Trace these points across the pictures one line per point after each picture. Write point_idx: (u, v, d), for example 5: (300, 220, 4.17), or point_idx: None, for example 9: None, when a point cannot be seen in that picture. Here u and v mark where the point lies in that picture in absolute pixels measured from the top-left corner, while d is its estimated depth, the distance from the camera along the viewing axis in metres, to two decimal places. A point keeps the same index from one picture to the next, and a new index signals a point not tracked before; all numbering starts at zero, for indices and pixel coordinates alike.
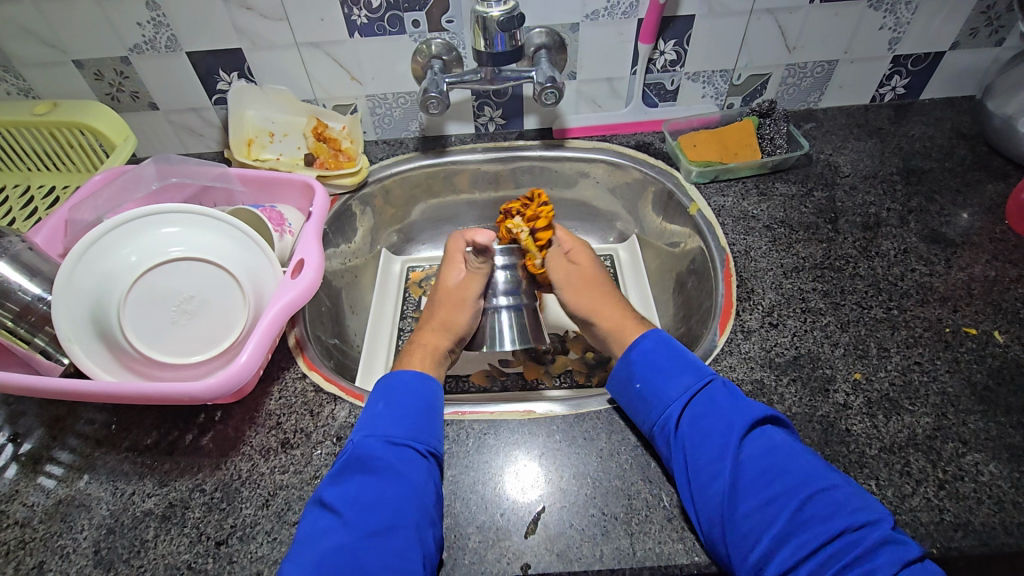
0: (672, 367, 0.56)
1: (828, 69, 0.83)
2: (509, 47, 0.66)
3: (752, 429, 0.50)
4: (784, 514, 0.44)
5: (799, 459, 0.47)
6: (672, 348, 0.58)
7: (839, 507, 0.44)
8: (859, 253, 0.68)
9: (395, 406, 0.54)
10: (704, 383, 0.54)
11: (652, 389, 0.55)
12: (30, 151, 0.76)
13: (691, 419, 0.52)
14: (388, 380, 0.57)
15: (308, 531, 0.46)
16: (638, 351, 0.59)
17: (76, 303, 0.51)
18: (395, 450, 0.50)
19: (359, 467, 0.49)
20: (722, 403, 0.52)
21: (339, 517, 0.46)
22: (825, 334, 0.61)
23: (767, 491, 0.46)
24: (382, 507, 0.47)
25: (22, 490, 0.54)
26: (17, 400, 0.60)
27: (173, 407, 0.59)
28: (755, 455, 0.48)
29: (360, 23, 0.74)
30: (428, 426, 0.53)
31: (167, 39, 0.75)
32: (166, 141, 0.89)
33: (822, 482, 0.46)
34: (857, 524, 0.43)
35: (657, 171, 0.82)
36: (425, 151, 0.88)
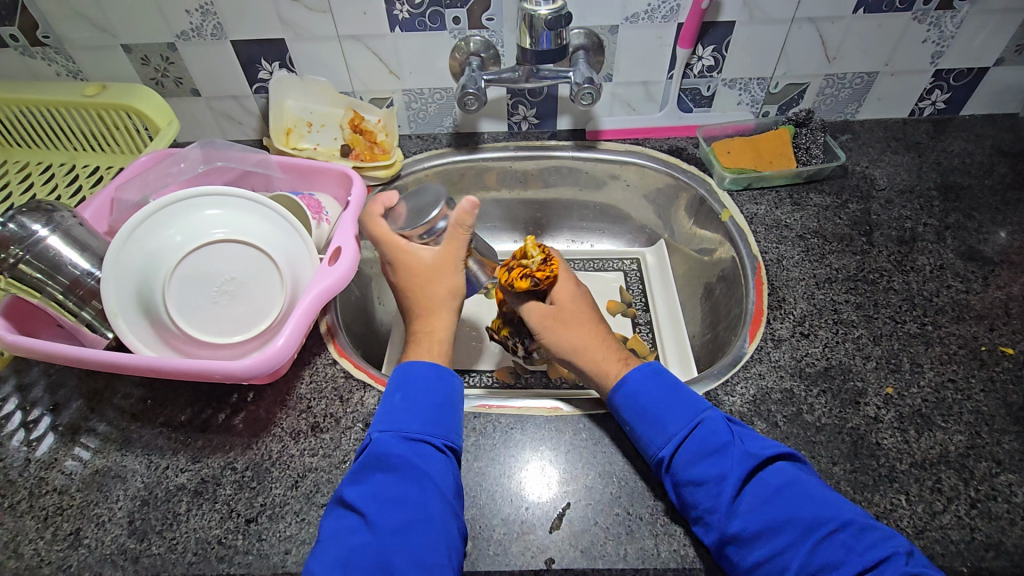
0: (661, 409, 0.52)
1: (868, 81, 0.82)
2: (555, 46, 0.67)
3: (753, 473, 0.47)
4: (793, 566, 0.43)
5: (801, 501, 0.45)
6: (659, 383, 0.54)
7: (849, 550, 0.42)
8: (894, 268, 0.67)
9: (409, 403, 0.53)
10: (694, 424, 0.50)
11: (643, 431, 0.52)
12: (77, 131, 0.78)
13: (685, 464, 0.48)
14: (404, 371, 0.56)
15: (335, 534, 0.46)
16: (622, 394, 0.54)
17: (125, 280, 0.53)
18: (411, 446, 0.50)
19: (378, 466, 0.49)
20: (718, 443, 0.48)
21: (362, 518, 0.46)
22: (857, 347, 0.60)
23: (772, 543, 0.44)
24: (405, 505, 0.47)
25: (60, 458, 0.56)
26: (58, 370, 0.62)
27: (207, 387, 0.60)
28: (754, 506, 0.46)
29: (402, 18, 0.76)
30: (444, 422, 0.53)
31: (213, 27, 0.77)
32: (206, 127, 0.91)
33: (827, 522, 0.44)
34: (872, 562, 0.41)
35: (690, 177, 0.81)
36: (457, 147, 0.88)
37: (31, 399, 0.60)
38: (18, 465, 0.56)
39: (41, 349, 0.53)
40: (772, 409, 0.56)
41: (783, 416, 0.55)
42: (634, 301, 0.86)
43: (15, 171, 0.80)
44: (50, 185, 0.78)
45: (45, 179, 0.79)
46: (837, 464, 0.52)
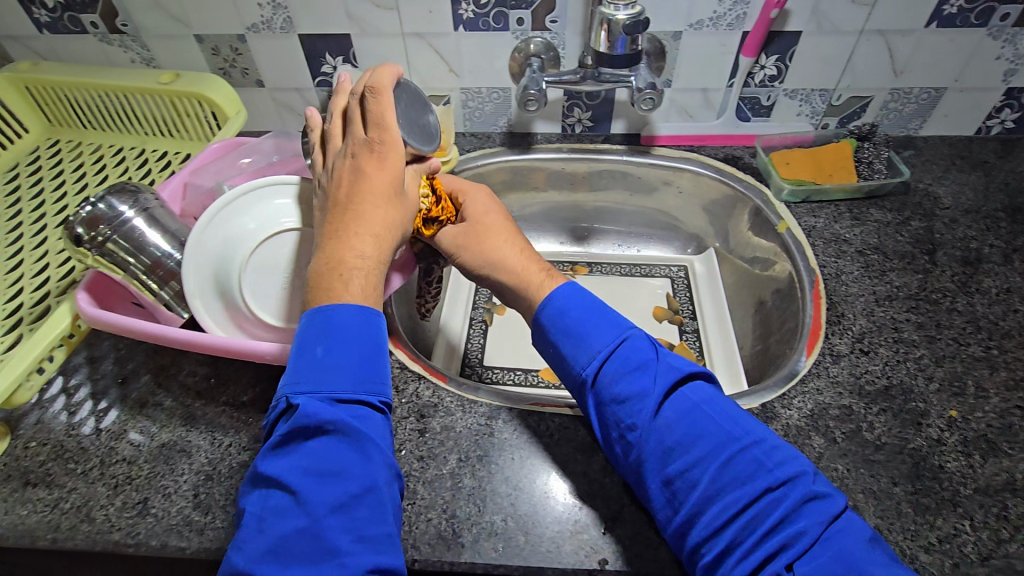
0: (593, 328, 0.51)
1: (935, 97, 0.80)
2: (628, 51, 0.67)
3: (671, 393, 0.48)
4: (704, 481, 0.44)
5: (718, 419, 0.46)
6: (589, 305, 0.53)
7: (761, 467, 0.44)
8: (958, 288, 0.66)
9: (335, 352, 0.44)
10: (617, 343, 0.50)
11: (570, 350, 0.51)
12: (149, 116, 0.81)
13: (613, 379, 0.48)
14: (325, 316, 0.45)
15: (261, 514, 0.40)
16: (548, 311, 0.53)
17: (203, 261, 0.54)
18: (341, 406, 0.43)
19: (305, 430, 0.42)
20: (640, 360, 0.49)
21: (294, 498, 0.40)
22: (919, 367, 0.59)
23: (686, 458, 0.45)
24: (342, 475, 0.41)
25: (128, 430, 0.58)
26: (127, 345, 0.65)
27: (268, 369, 0.62)
28: (670, 422, 0.46)
29: (466, 18, 0.77)
30: (369, 371, 0.45)
31: (283, 21, 0.79)
32: (267, 117, 0.93)
33: (741, 441, 0.45)
34: (780, 481, 0.43)
35: (746, 187, 0.81)
36: (510, 147, 0.89)
37: (102, 371, 0.63)
38: (90, 434, 0.58)
39: (122, 326, 0.55)
40: (830, 425, 0.55)
41: (842, 433, 0.54)
42: (681, 308, 0.86)
43: (88, 152, 0.83)
44: (122, 167, 0.81)
45: (116, 162, 0.82)
46: (898, 484, 0.51)
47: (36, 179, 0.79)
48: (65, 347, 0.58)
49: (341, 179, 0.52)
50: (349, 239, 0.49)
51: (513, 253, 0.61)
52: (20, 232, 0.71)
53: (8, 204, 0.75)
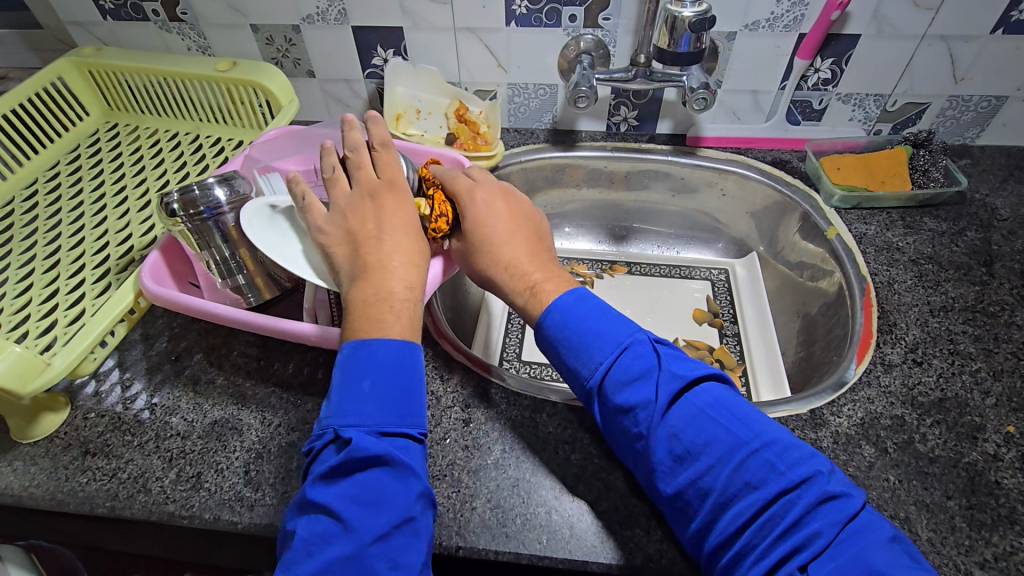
0: (592, 334, 0.50)
1: (995, 105, 0.78)
2: (693, 49, 0.66)
3: (676, 397, 0.46)
4: (716, 489, 0.42)
5: (724, 423, 0.44)
6: (591, 307, 0.51)
7: (772, 469, 0.42)
8: (1016, 302, 0.64)
9: (381, 388, 0.46)
10: (619, 352, 0.49)
11: (572, 359, 0.50)
12: (204, 102, 0.83)
13: (615, 390, 0.47)
14: (369, 350, 0.47)
15: (303, 538, 0.41)
16: (551, 317, 0.51)
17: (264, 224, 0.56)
18: (386, 441, 0.44)
19: (354, 467, 0.43)
20: (641, 368, 0.47)
21: (340, 522, 0.41)
22: (975, 380, 0.57)
23: (696, 466, 0.43)
24: (385, 505, 0.42)
25: (182, 406, 0.60)
26: (181, 324, 0.67)
27: (316, 353, 0.63)
28: (675, 429, 0.45)
29: (519, 13, 0.77)
30: (407, 400, 0.46)
31: (338, 13, 0.81)
32: (314, 108, 0.95)
33: (749, 444, 0.43)
34: (795, 483, 0.41)
35: (794, 191, 0.80)
36: (554, 143, 0.89)
37: (158, 348, 0.65)
38: (145, 408, 0.60)
39: (183, 301, 0.56)
40: (881, 435, 0.54)
41: (893, 443, 0.54)
42: (721, 312, 0.85)
43: (144, 136, 0.86)
44: (176, 152, 0.83)
45: (171, 146, 0.84)
46: (952, 498, 0.50)
47: (96, 161, 0.82)
48: (127, 322, 0.60)
49: (362, 214, 0.54)
50: (391, 273, 0.51)
51: (524, 254, 0.58)
52: (82, 211, 0.74)
53: (70, 184, 0.78)
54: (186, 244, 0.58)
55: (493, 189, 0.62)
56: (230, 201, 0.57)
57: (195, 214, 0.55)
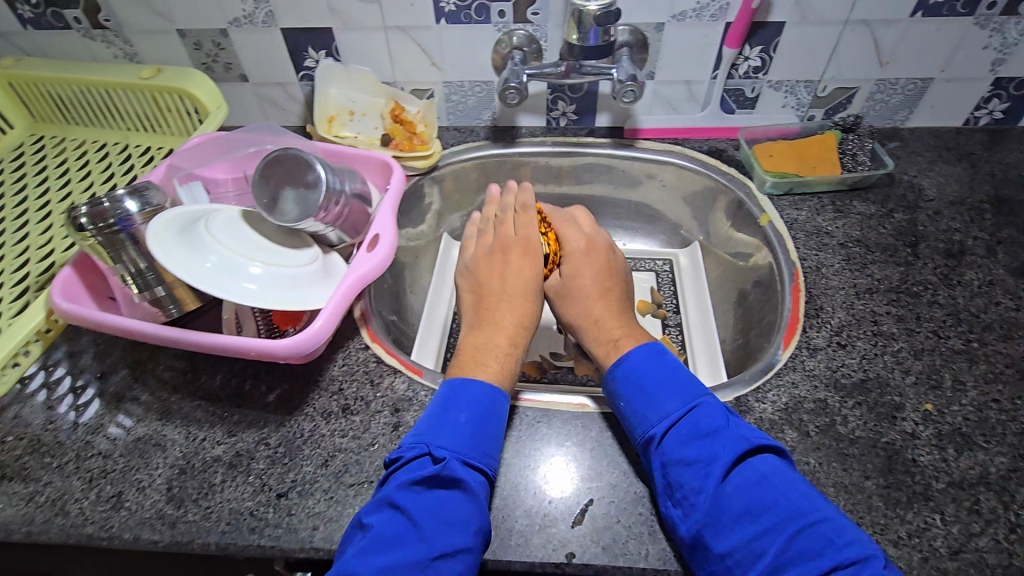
0: (659, 387, 0.54)
1: (921, 88, 0.79)
2: (601, 42, 0.68)
3: (741, 459, 0.47)
4: (770, 552, 0.42)
5: (785, 490, 0.45)
6: (663, 364, 0.56)
7: (830, 542, 0.42)
8: (939, 281, 0.65)
9: (476, 423, 0.51)
10: (689, 407, 0.52)
11: (638, 407, 0.54)
12: (131, 111, 0.81)
13: (676, 443, 0.49)
14: (463, 386, 0.54)
15: (376, 537, 0.44)
16: (622, 368, 0.57)
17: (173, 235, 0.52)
18: (467, 471, 0.49)
19: (438, 483, 0.47)
20: (711, 427, 0.49)
21: (414, 526, 0.45)
22: (896, 360, 0.58)
23: (752, 527, 0.44)
24: (451, 527, 0.45)
25: (105, 424, 0.59)
26: (107, 340, 0.65)
27: (244, 364, 0.62)
28: (736, 490, 0.46)
29: (447, 11, 0.76)
30: (485, 436, 0.51)
31: (265, 15, 0.79)
32: (250, 112, 0.93)
33: (809, 515, 0.43)
34: (849, 560, 0.41)
35: (730, 179, 0.80)
36: (495, 141, 0.89)
37: (81, 366, 0.63)
38: (67, 428, 0.58)
39: (93, 319, 0.55)
40: (803, 419, 0.55)
41: (815, 426, 0.54)
42: (664, 301, 0.85)
43: (72, 147, 0.84)
44: (104, 163, 0.81)
45: (98, 157, 0.82)
46: (870, 479, 0.51)
47: (20, 176, 0.80)
48: (42, 341, 0.62)
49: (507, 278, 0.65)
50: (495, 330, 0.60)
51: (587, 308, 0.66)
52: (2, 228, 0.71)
53: None
54: (97, 258, 0.56)
55: (590, 237, 0.72)
56: (142, 211, 0.56)
57: (105, 226, 0.54)
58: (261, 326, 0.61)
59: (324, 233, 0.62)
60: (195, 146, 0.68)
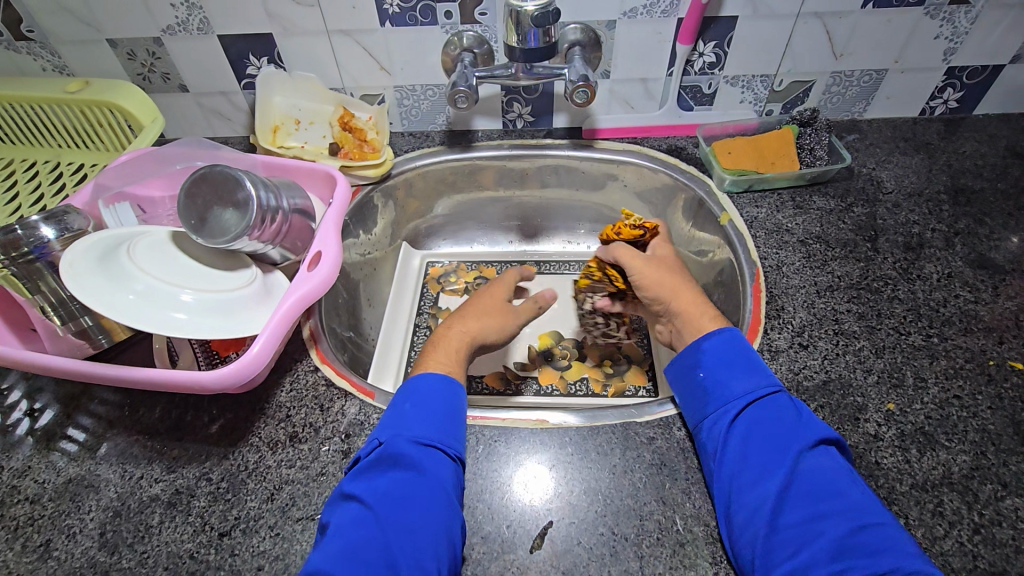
0: (745, 366, 0.53)
1: (876, 79, 0.78)
2: (543, 43, 0.65)
3: (814, 448, 0.47)
4: (829, 537, 0.41)
5: (852, 489, 0.44)
6: (746, 349, 0.54)
7: (892, 546, 0.40)
8: (899, 275, 0.64)
9: (423, 408, 0.51)
10: (773, 390, 0.51)
11: (722, 378, 0.53)
12: (61, 127, 0.77)
13: (751, 417, 0.49)
14: (415, 382, 0.54)
15: (337, 525, 0.44)
16: (708, 343, 0.55)
17: (92, 264, 0.51)
18: (424, 449, 0.48)
19: (389, 462, 0.47)
20: (790, 413, 0.49)
21: (369, 509, 0.44)
22: (858, 359, 0.58)
23: (816, 509, 0.43)
24: (410, 506, 0.44)
25: (33, 466, 0.55)
26: (36, 374, 0.61)
27: (185, 394, 0.59)
28: (811, 472, 0.45)
29: (392, 13, 0.72)
30: (459, 430, 0.51)
31: (199, 22, 0.74)
32: (194, 123, 0.89)
33: (873, 516, 0.42)
34: (909, 567, 0.39)
35: (689, 178, 0.79)
36: (450, 145, 0.86)
37: (8, 404, 0.59)
38: None
39: (11, 357, 0.52)
40: None
41: None
42: None
43: None
44: (33, 183, 0.76)
45: (27, 177, 0.77)
46: None
47: None
48: None
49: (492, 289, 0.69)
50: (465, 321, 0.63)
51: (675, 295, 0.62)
52: None
53: None
54: (12, 289, 0.52)
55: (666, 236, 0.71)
56: (61, 238, 0.54)
57: (19, 256, 0.52)
58: (200, 356, 0.59)
59: (265, 252, 0.60)
60: (120, 165, 0.65)
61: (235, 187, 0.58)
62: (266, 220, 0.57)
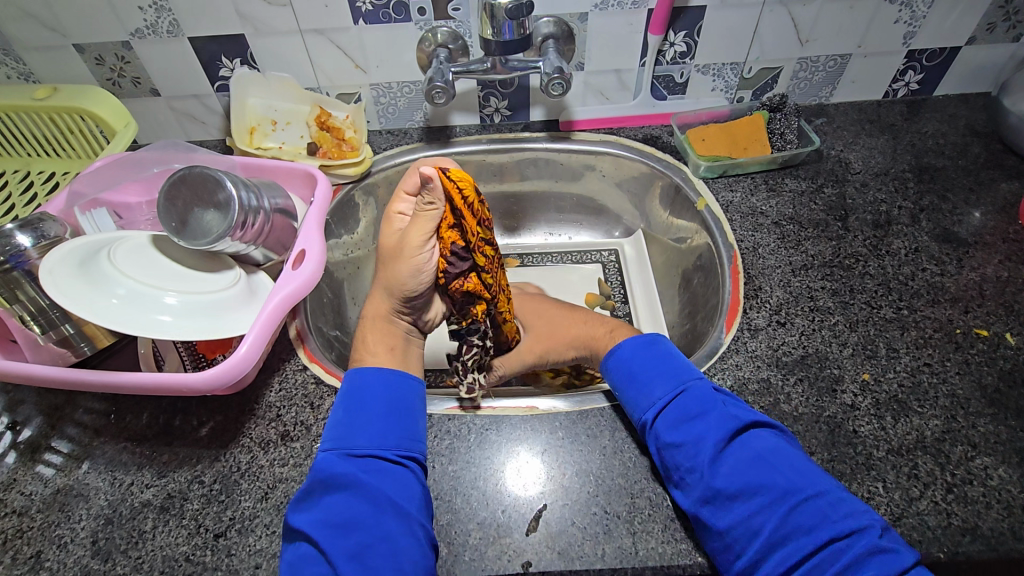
0: (649, 376, 0.54)
1: (841, 64, 0.81)
2: (517, 35, 0.66)
3: (732, 437, 0.48)
4: (767, 528, 0.43)
5: (782, 468, 0.45)
6: (652, 352, 0.56)
7: (823, 517, 0.42)
8: (869, 252, 0.67)
9: (355, 414, 0.50)
10: (678, 391, 0.52)
11: (631, 395, 0.54)
12: (29, 135, 0.75)
13: (666, 428, 0.50)
14: (354, 380, 0.52)
15: (290, 561, 0.44)
16: (615, 359, 0.57)
17: (68, 270, 0.50)
18: (360, 463, 0.48)
19: (323, 488, 0.46)
20: (699, 409, 0.50)
21: (316, 543, 0.44)
22: (833, 334, 0.60)
23: (748, 505, 0.44)
24: (360, 524, 0.45)
25: (19, 479, 0.54)
26: (15, 387, 0.60)
27: (173, 399, 0.58)
28: (734, 467, 0.46)
29: (365, 10, 0.72)
30: (400, 429, 0.50)
31: (169, 24, 0.73)
32: (168, 127, 0.87)
33: (806, 490, 0.44)
34: (844, 532, 0.41)
35: (665, 166, 0.80)
36: (429, 141, 0.86)
37: None
38: None
39: None
40: (750, 400, 0.55)
41: (760, 406, 0.55)
42: (614, 294, 0.87)
43: None
44: (3, 194, 0.74)
45: None
46: (815, 454, 0.51)
47: None
48: None
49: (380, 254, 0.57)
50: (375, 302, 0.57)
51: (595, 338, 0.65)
52: None
53: None
54: None
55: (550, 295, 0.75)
56: (37, 245, 0.53)
57: None
58: (186, 358, 0.59)
59: (248, 252, 0.60)
60: (93, 171, 0.64)
61: (218, 187, 0.57)
62: (249, 219, 0.57)
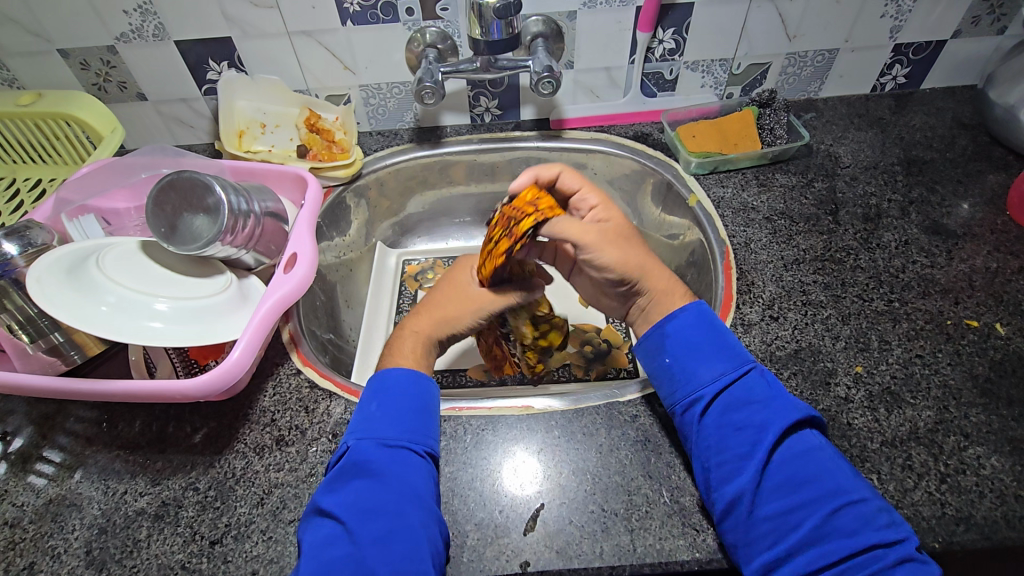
0: (710, 351, 0.53)
1: (829, 59, 0.81)
2: (506, 35, 0.65)
3: (790, 431, 0.48)
4: (807, 525, 0.43)
5: (831, 465, 0.45)
6: (711, 329, 0.54)
7: (865, 523, 0.42)
8: (860, 245, 0.67)
9: (390, 409, 0.51)
10: (739, 373, 0.51)
11: (690, 366, 0.52)
12: (14, 142, 0.74)
13: (723, 407, 0.49)
14: (382, 379, 0.53)
15: (310, 543, 0.44)
16: (673, 324, 0.55)
17: (58, 276, 0.50)
18: (390, 452, 0.48)
19: (356, 472, 0.47)
20: (761, 397, 0.49)
21: (341, 524, 0.44)
22: (826, 327, 0.60)
23: (793, 497, 0.44)
24: (383, 511, 0.45)
25: (10, 489, 0.53)
26: (3, 398, 0.59)
27: (165, 405, 0.58)
28: (784, 459, 0.46)
29: (352, 11, 0.72)
30: (427, 428, 0.51)
31: (155, 28, 0.73)
32: (155, 131, 0.87)
33: (851, 494, 0.44)
34: (886, 539, 0.41)
35: (656, 163, 0.81)
36: (420, 142, 0.86)
37: None
38: None
39: None
40: None
41: None
42: None
43: None
44: None
45: None
46: None
47: None
48: None
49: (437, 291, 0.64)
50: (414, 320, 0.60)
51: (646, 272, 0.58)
52: None
53: None
54: None
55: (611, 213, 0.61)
56: (24, 253, 0.53)
57: None
58: (177, 365, 0.59)
59: (239, 256, 0.59)
60: (80, 176, 0.63)
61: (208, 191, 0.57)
62: (241, 223, 0.57)
